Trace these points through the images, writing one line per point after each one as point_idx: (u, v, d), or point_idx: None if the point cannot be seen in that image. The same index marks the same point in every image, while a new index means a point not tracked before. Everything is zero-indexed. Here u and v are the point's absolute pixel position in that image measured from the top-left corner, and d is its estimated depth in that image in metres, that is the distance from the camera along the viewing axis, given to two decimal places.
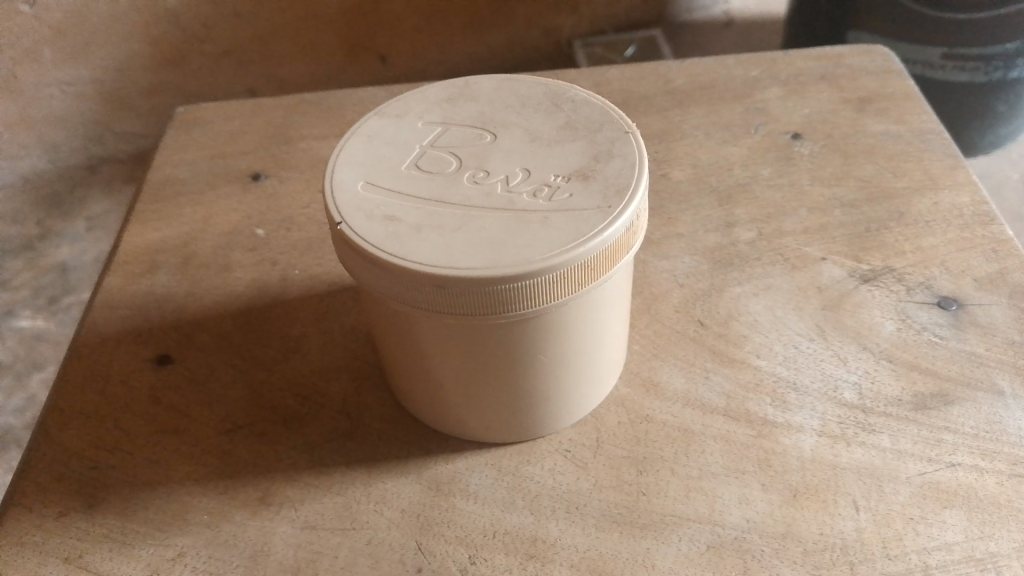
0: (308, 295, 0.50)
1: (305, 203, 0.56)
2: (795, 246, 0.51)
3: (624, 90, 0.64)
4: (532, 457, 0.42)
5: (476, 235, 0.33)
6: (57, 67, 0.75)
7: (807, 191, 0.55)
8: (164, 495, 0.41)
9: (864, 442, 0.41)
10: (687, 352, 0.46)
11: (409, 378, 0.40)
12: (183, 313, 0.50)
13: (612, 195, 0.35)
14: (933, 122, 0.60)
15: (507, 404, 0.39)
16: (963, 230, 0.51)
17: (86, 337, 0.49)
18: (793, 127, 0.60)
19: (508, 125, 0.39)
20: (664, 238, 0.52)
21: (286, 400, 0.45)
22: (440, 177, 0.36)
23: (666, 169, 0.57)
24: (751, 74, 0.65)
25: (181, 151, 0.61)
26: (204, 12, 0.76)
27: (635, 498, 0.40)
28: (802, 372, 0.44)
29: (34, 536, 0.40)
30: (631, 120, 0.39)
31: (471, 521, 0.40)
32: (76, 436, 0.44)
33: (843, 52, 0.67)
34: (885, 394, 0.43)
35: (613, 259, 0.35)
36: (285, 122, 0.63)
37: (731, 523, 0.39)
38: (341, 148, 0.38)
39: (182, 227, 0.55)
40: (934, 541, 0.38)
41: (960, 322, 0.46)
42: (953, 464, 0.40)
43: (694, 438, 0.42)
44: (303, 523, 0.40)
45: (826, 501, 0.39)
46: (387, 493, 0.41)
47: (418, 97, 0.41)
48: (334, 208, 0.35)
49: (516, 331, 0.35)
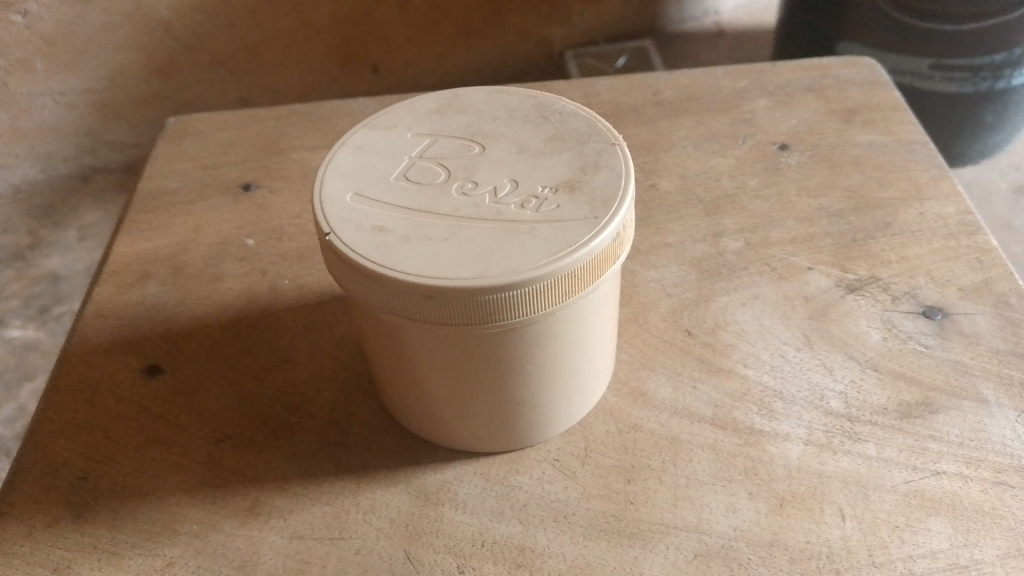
0: (298, 305, 0.50)
1: (296, 214, 0.56)
2: (782, 256, 0.52)
3: (613, 102, 0.65)
4: (520, 467, 0.42)
5: (464, 245, 0.34)
6: (49, 77, 0.74)
7: (794, 201, 0.55)
8: (153, 505, 0.41)
9: (850, 450, 0.42)
10: (675, 361, 0.46)
11: (399, 388, 0.40)
12: (173, 323, 0.50)
13: (598, 207, 0.35)
14: (918, 133, 0.60)
15: (495, 413, 0.39)
16: (948, 239, 0.52)
17: (76, 347, 0.49)
18: (780, 138, 0.61)
19: (496, 136, 0.39)
20: (652, 248, 0.52)
21: (276, 410, 0.45)
22: (429, 189, 0.36)
23: (655, 180, 0.57)
24: (739, 85, 0.66)
25: (171, 162, 0.61)
26: (196, 22, 0.76)
27: (623, 506, 0.40)
28: (789, 381, 0.45)
29: (23, 546, 0.39)
30: (618, 132, 0.39)
31: (459, 530, 0.40)
32: (65, 446, 0.44)
33: (829, 63, 0.68)
34: (871, 402, 0.44)
35: (599, 268, 0.35)
36: (276, 132, 0.64)
37: (718, 532, 0.39)
38: (331, 160, 0.38)
39: (173, 238, 0.55)
40: (920, 549, 0.38)
41: (945, 330, 0.47)
42: (938, 472, 0.41)
43: (682, 447, 0.42)
44: (292, 533, 0.40)
45: (813, 509, 0.40)
46: (376, 502, 0.41)
47: (407, 109, 0.42)
48: (323, 218, 0.35)
49: (504, 341, 0.36)
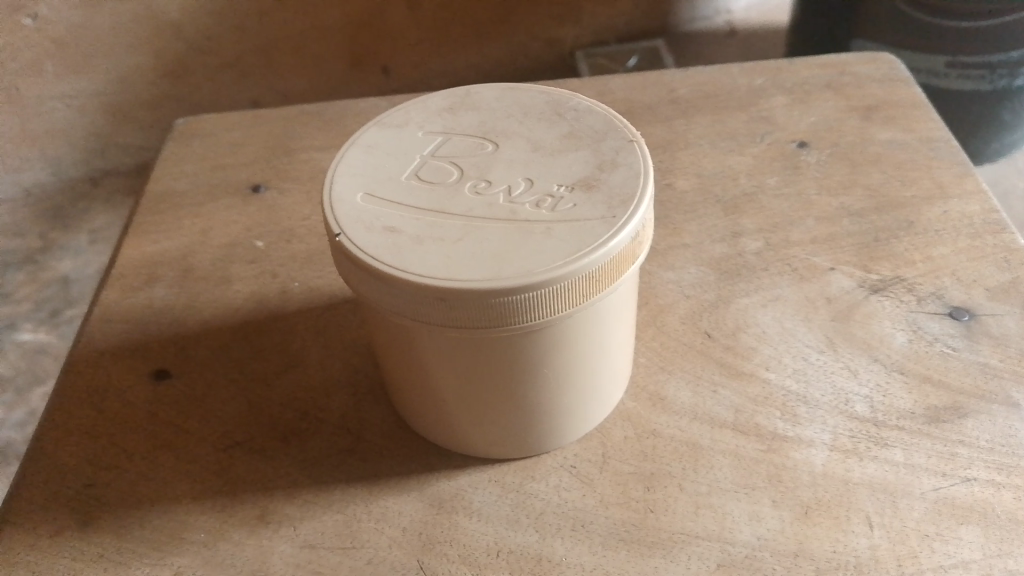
0: (308, 308, 0.49)
1: (306, 215, 0.55)
2: (803, 256, 0.50)
3: (628, 100, 0.63)
4: (536, 474, 0.41)
5: (478, 246, 0.33)
6: (59, 81, 0.74)
7: (814, 201, 0.54)
8: (160, 513, 0.40)
9: (876, 456, 0.40)
10: (694, 365, 0.45)
11: (411, 395, 0.39)
12: (181, 327, 0.49)
13: (617, 205, 0.34)
14: (941, 130, 0.59)
15: (511, 419, 0.38)
16: (974, 239, 0.50)
17: (83, 352, 0.48)
18: (799, 136, 0.59)
19: (510, 133, 0.38)
20: (669, 248, 0.51)
21: (286, 416, 0.44)
22: (442, 188, 0.35)
23: (671, 179, 0.56)
24: (756, 83, 0.64)
25: (179, 164, 0.61)
26: (206, 24, 0.75)
27: (643, 515, 0.39)
28: (812, 386, 0.43)
29: (28, 555, 0.39)
30: (635, 129, 0.38)
31: (475, 539, 0.39)
32: (72, 453, 0.43)
33: (848, 59, 0.66)
34: (897, 407, 0.42)
35: (618, 270, 0.34)
36: (286, 133, 0.63)
37: (741, 541, 0.38)
38: (341, 159, 0.37)
39: (182, 240, 0.55)
40: (951, 558, 0.37)
41: (972, 332, 0.46)
42: (969, 479, 0.39)
43: (703, 454, 0.41)
44: (302, 541, 0.39)
45: (839, 517, 0.38)
46: (389, 510, 0.40)
47: (419, 107, 0.41)
48: (332, 219, 0.34)
49: (518, 345, 0.34)
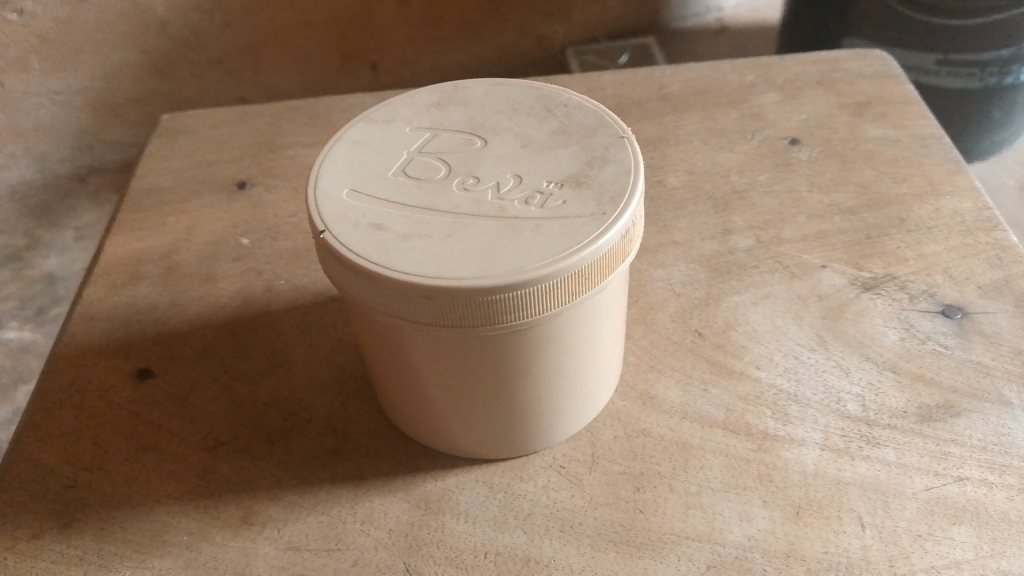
0: (294, 307, 0.49)
1: (293, 211, 0.54)
2: (794, 254, 0.50)
3: (618, 96, 0.63)
4: (525, 474, 0.40)
5: (465, 243, 0.32)
6: (44, 76, 0.73)
7: (805, 197, 0.54)
8: (143, 515, 0.39)
9: (868, 456, 0.40)
10: (684, 363, 0.44)
11: (398, 394, 0.39)
12: (165, 325, 0.48)
13: (607, 202, 0.33)
14: (932, 126, 0.59)
15: (499, 419, 0.38)
16: (965, 237, 0.50)
17: (64, 352, 0.47)
18: (790, 133, 0.59)
19: (499, 129, 0.38)
20: (659, 246, 0.51)
21: (272, 416, 0.43)
22: (429, 184, 0.35)
23: (662, 176, 0.56)
24: (747, 79, 0.64)
25: (164, 160, 0.60)
26: (193, 19, 0.74)
27: (632, 516, 0.38)
28: (804, 385, 0.43)
29: (6, 559, 0.38)
30: (625, 124, 0.37)
31: (462, 541, 0.38)
32: (52, 454, 0.42)
33: (839, 56, 0.66)
34: (889, 406, 0.42)
35: (608, 267, 0.33)
36: (272, 130, 0.62)
37: (733, 542, 0.37)
38: (326, 155, 0.37)
39: (167, 237, 0.54)
40: (943, 559, 0.36)
41: (964, 330, 0.45)
42: (961, 478, 0.39)
43: (693, 453, 0.41)
44: (286, 543, 0.38)
45: (830, 517, 0.38)
46: (375, 512, 0.39)
47: (406, 102, 0.40)
48: (317, 216, 0.34)
49: (506, 344, 0.34)
